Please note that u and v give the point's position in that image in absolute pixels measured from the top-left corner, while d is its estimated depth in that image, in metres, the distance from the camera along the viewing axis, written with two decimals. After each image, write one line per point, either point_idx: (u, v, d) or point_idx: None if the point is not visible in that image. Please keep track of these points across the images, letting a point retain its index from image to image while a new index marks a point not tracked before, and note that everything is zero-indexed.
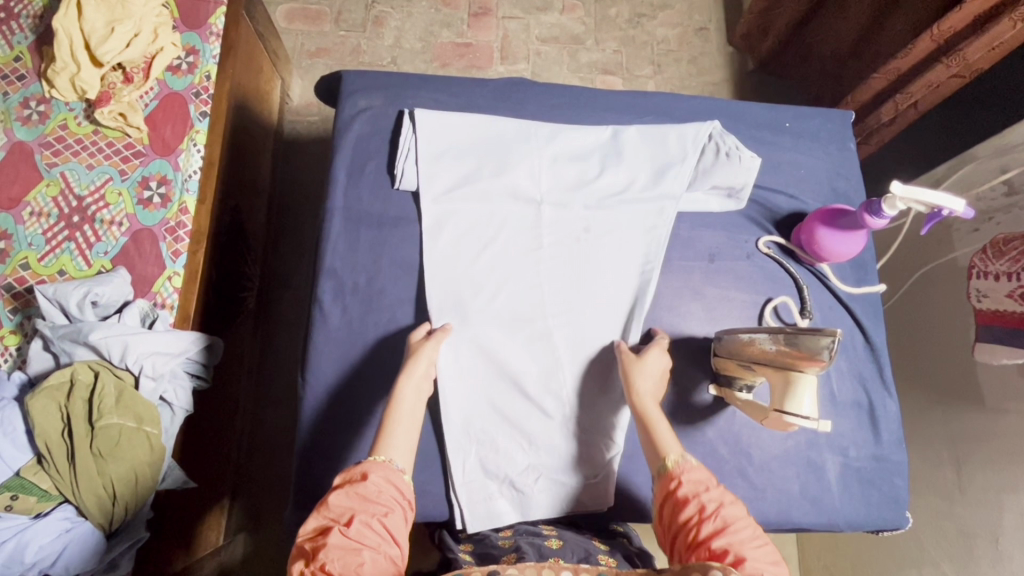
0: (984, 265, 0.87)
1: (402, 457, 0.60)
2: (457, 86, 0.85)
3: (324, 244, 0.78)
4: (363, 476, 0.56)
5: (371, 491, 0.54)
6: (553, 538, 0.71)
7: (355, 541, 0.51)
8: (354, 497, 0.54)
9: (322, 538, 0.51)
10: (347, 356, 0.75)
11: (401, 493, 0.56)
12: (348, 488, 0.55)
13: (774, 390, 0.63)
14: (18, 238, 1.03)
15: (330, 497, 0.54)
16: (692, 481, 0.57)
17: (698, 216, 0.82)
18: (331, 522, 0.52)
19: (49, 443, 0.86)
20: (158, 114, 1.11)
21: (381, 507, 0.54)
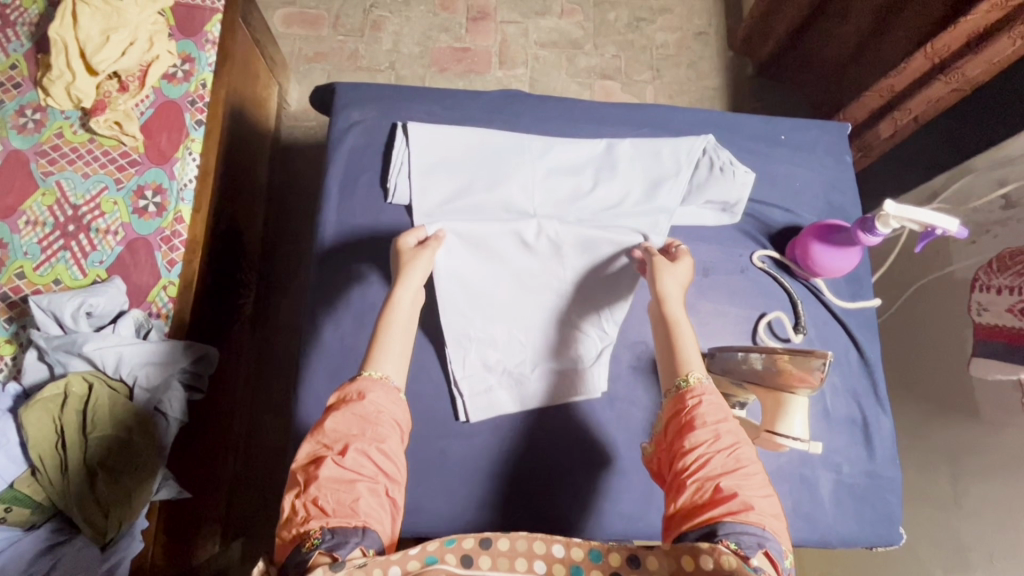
0: (986, 279, 0.84)
1: (396, 370, 0.59)
2: (451, 98, 0.84)
3: (316, 258, 0.77)
4: (360, 397, 0.55)
5: (370, 414, 0.54)
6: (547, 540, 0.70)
7: (349, 471, 0.51)
8: (349, 425, 0.53)
9: (315, 469, 0.51)
10: (338, 371, 0.74)
11: (398, 416, 0.56)
12: (344, 413, 0.54)
13: (765, 409, 0.63)
14: (14, 247, 1.04)
15: (325, 421, 0.54)
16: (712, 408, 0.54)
17: (693, 229, 0.82)
18: (325, 451, 0.52)
19: (42, 455, 0.87)
20: (154, 122, 1.11)
21: (378, 434, 0.53)
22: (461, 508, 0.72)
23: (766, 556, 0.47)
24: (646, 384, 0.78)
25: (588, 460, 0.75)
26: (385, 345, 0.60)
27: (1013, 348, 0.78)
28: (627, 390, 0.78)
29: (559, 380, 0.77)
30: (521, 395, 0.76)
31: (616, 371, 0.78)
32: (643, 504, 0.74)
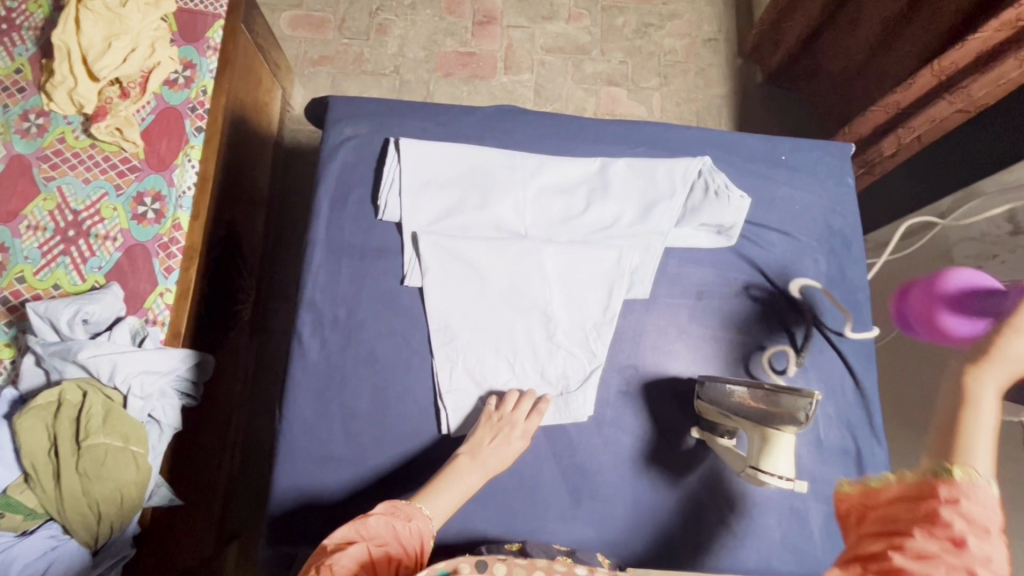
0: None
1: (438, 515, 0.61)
2: (445, 113, 0.84)
3: (305, 274, 0.77)
4: (407, 518, 0.58)
5: (406, 530, 0.56)
6: (514, 542, 0.70)
7: (370, 561, 0.51)
8: (389, 530, 0.56)
9: (346, 544, 0.52)
10: (324, 389, 0.74)
11: (422, 554, 0.57)
12: (388, 518, 0.57)
13: (752, 445, 0.61)
14: (14, 251, 1.05)
15: (371, 515, 0.56)
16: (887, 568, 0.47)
17: (687, 251, 0.80)
18: (359, 536, 0.53)
19: (35, 462, 0.87)
20: (154, 129, 1.11)
21: (401, 551, 0.54)
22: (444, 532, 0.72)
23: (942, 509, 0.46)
24: (634, 409, 0.76)
25: (573, 486, 0.74)
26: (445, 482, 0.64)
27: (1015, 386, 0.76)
28: (614, 418, 0.76)
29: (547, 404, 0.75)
30: None
31: (604, 394, 0.77)
32: (628, 533, 0.73)
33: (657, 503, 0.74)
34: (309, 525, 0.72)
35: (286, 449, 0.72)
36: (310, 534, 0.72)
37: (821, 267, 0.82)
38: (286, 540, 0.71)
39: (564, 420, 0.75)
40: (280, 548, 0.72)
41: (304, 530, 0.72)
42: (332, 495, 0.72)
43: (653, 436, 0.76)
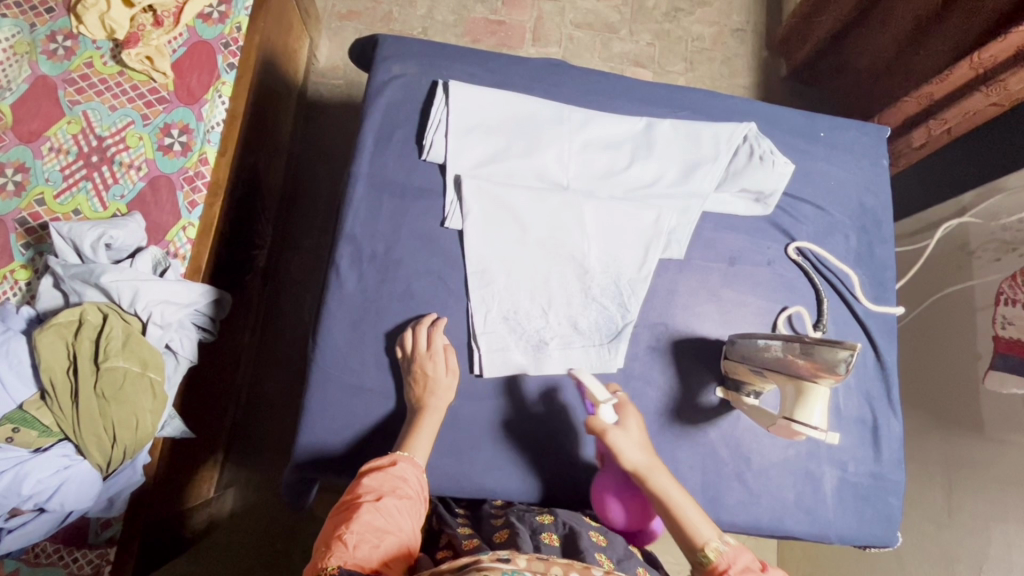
0: (1012, 292, 0.86)
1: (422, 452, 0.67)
2: (494, 61, 0.83)
3: (346, 207, 0.77)
4: (393, 463, 0.63)
5: (398, 476, 0.62)
6: (544, 512, 0.71)
7: (378, 517, 0.57)
8: (382, 480, 0.61)
9: (349, 513, 0.57)
10: (359, 321, 0.75)
11: (422, 485, 0.64)
12: (377, 473, 0.62)
13: (786, 396, 0.64)
14: (35, 172, 1.02)
15: (361, 479, 0.62)
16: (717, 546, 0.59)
17: (724, 217, 0.82)
18: (358, 501, 0.59)
19: (53, 380, 0.86)
20: (185, 61, 1.09)
21: (405, 491, 0.61)
22: (468, 469, 0.73)
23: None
24: (662, 364, 0.78)
25: None
26: (420, 427, 0.69)
27: None
28: (643, 372, 0.77)
29: (579, 353, 0.76)
30: (539, 365, 0.76)
31: (634, 348, 0.78)
32: None
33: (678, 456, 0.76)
34: (338, 452, 0.73)
35: (319, 378, 0.73)
36: (338, 461, 0.73)
37: (851, 243, 0.84)
38: (313, 466, 0.72)
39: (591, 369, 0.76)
40: (307, 473, 0.73)
41: (334, 456, 0.73)
42: (361, 425, 0.73)
43: (679, 392, 0.77)
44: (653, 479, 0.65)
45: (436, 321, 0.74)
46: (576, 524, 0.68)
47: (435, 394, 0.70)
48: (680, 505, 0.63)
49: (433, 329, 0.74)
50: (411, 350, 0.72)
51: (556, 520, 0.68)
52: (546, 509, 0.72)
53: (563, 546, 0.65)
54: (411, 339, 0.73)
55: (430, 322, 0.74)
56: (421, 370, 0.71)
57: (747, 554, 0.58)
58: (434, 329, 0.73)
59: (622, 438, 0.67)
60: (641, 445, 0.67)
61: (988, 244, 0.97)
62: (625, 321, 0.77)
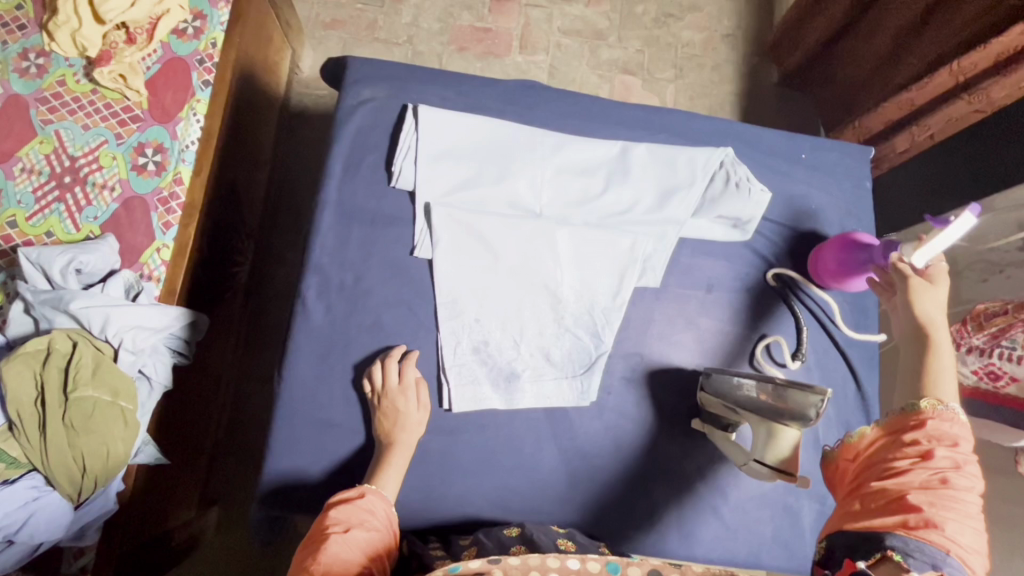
0: (959, 337, 0.82)
1: (389, 489, 0.65)
2: (467, 83, 0.81)
3: (314, 236, 0.75)
4: (359, 496, 0.61)
5: (365, 508, 0.60)
6: (513, 526, 0.69)
7: (346, 550, 0.54)
8: (349, 513, 0.59)
9: (316, 546, 0.54)
10: (327, 355, 0.73)
11: (392, 520, 0.61)
12: (344, 506, 0.60)
13: (757, 435, 0.62)
14: (7, 194, 1.00)
15: (327, 511, 0.59)
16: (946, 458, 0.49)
17: (701, 243, 0.80)
18: (325, 533, 0.56)
19: (20, 410, 0.85)
20: (159, 79, 1.07)
21: (373, 524, 0.59)
22: (438, 504, 0.72)
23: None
24: (637, 396, 0.76)
25: (569, 467, 0.74)
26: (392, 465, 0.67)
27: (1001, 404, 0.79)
28: (618, 403, 0.76)
29: (552, 385, 0.75)
30: (511, 398, 0.74)
31: (608, 380, 0.76)
32: (622, 517, 0.74)
33: (652, 489, 0.75)
34: (307, 488, 0.71)
35: (286, 414, 0.71)
36: (305, 498, 0.71)
37: None
38: (279, 502, 0.71)
39: (565, 401, 0.75)
40: (274, 510, 0.71)
41: (301, 492, 0.71)
42: (329, 461, 0.72)
43: (654, 425, 0.76)
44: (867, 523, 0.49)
45: (409, 355, 0.73)
46: (544, 534, 0.67)
47: (400, 432, 0.69)
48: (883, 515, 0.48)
49: (404, 362, 0.72)
50: (380, 388, 0.70)
51: (521, 532, 0.67)
52: (515, 524, 0.70)
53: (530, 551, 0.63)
54: (380, 374, 0.71)
55: (400, 355, 0.72)
56: (390, 405, 0.70)
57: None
58: (405, 363, 0.72)
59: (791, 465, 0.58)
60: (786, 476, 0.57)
61: (975, 265, 0.94)
62: (599, 352, 0.76)
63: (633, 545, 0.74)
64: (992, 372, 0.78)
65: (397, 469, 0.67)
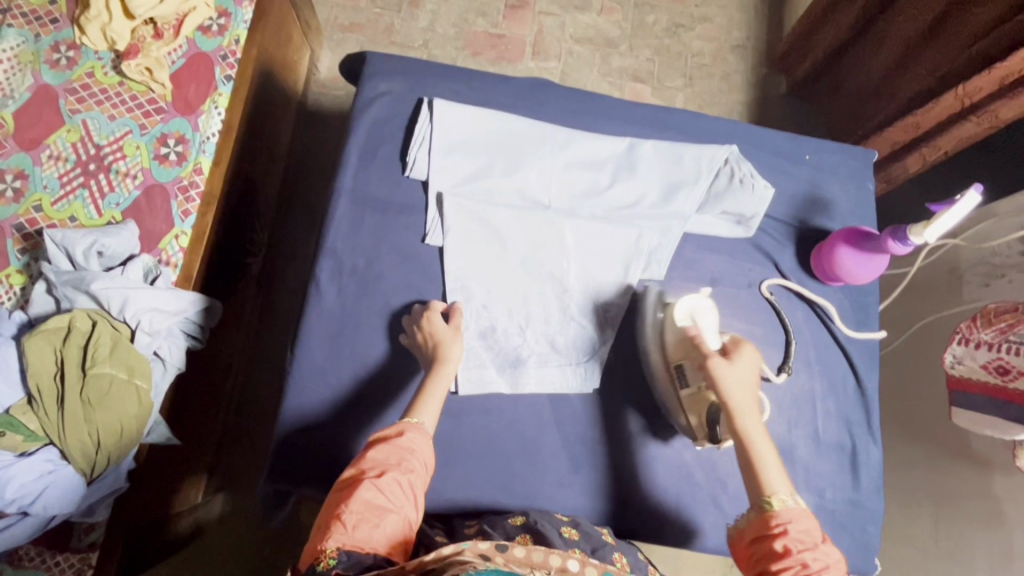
0: (967, 332, 0.82)
1: (430, 419, 0.65)
2: (481, 80, 0.84)
3: (330, 222, 0.78)
4: (399, 434, 0.61)
5: (405, 448, 0.61)
6: (518, 515, 0.70)
7: (379, 496, 0.56)
8: (388, 453, 0.60)
9: (351, 489, 0.56)
10: (338, 336, 0.75)
11: (429, 459, 0.62)
12: (384, 443, 0.60)
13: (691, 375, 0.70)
14: (34, 179, 1.03)
15: (366, 451, 0.60)
16: (798, 531, 0.57)
17: (706, 238, 0.82)
18: (361, 474, 0.58)
19: (40, 385, 0.88)
20: (184, 72, 1.11)
21: (410, 467, 0.59)
22: (441, 485, 0.73)
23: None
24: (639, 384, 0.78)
25: (570, 453, 0.76)
26: (427, 396, 0.67)
27: (994, 399, 0.78)
28: (619, 392, 0.78)
29: (556, 372, 0.77)
30: (515, 383, 0.76)
31: (610, 370, 0.78)
32: (621, 503, 0.75)
33: (651, 476, 0.76)
34: (314, 465, 0.73)
35: (296, 392, 0.73)
36: (312, 475, 0.73)
37: None
38: (287, 479, 0.73)
39: (568, 388, 0.77)
40: (281, 486, 0.73)
41: (308, 469, 0.73)
42: (336, 439, 0.74)
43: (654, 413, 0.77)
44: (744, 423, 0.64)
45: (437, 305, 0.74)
46: (549, 524, 0.68)
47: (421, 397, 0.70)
48: (757, 446, 0.63)
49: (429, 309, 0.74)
50: (416, 330, 0.73)
51: (527, 521, 0.68)
52: (518, 512, 0.72)
53: (536, 541, 0.64)
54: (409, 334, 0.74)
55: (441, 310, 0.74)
56: (429, 339, 0.72)
57: (812, 522, 0.58)
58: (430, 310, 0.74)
59: (722, 369, 0.65)
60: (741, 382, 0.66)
61: (977, 268, 0.95)
62: (601, 340, 0.78)
63: (632, 531, 0.75)
64: (1001, 366, 0.77)
65: (435, 391, 0.68)
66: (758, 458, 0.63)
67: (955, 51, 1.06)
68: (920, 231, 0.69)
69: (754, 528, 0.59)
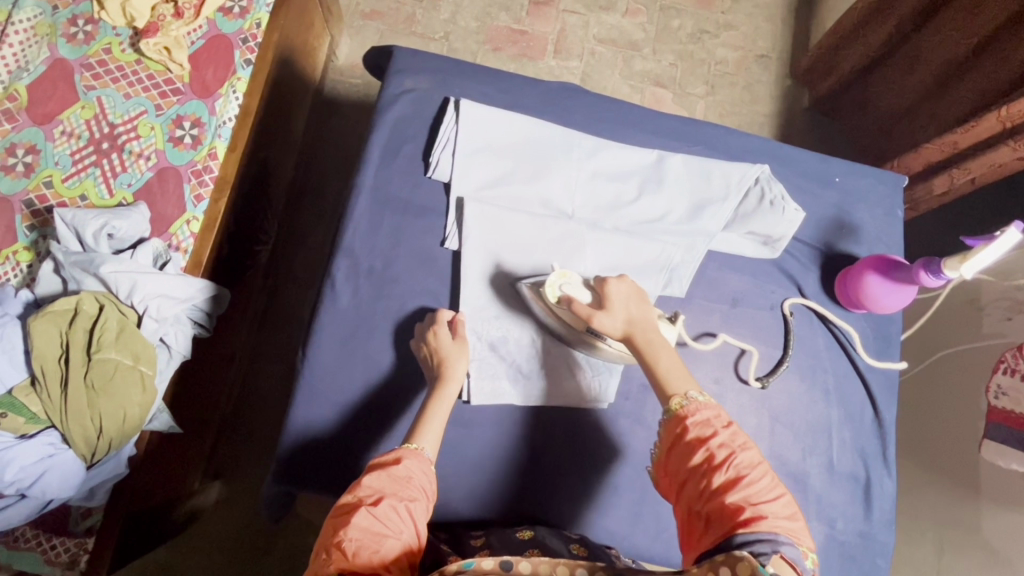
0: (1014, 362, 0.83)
1: (431, 443, 0.63)
2: (509, 82, 0.82)
3: (348, 219, 0.76)
4: (397, 461, 0.59)
5: (403, 476, 0.58)
6: (525, 529, 0.69)
7: (379, 523, 0.53)
8: (386, 480, 0.57)
9: (348, 516, 0.54)
10: (351, 337, 0.74)
11: (430, 484, 0.60)
12: (382, 471, 0.58)
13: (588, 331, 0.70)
14: (45, 154, 1.01)
15: (362, 477, 0.58)
16: (701, 422, 0.58)
17: (729, 257, 0.80)
18: (359, 502, 0.55)
19: (44, 366, 0.86)
20: (203, 54, 1.09)
21: (409, 494, 0.57)
22: (448, 495, 0.72)
23: (782, 559, 0.48)
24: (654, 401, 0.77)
25: (580, 468, 0.75)
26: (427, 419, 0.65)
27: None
28: (633, 408, 0.77)
29: (571, 387, 0.76)
30: (528, 396, 0.75)
31: (625, 386, 0.77)
32: (628, 521, 0.75)
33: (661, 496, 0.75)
34: (321, 466, 0.72)
35: (306, 391, 0.72)
36: (318, 477, 0.72)
37: None
38: (294, 479, 0.71)
39: (581, 402, 0.76)
40: (287, 487, 0.71)
41: (314, 471, 0.71)
42: (344, 441, 0.72)
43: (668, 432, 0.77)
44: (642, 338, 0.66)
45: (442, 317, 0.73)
46: (557, 540, 0.67)
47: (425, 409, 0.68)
48: (657, 360, 0.65)
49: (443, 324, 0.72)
50: (421, 343, 0.72)
51: (535, 536, 0.67)
52: (526, 526, 0.70)
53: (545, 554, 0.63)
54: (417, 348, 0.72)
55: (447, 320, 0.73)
56: (434, 354, 0.70)
57: (711, 410, 0.59)
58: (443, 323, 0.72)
59: (605, 323, 0.66)
60: (625, 320, 0.67)
61: (1000, 300, 0.92)
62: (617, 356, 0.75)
63: (637, 550, 0.74)
64: None
65: (435, 409, 0.66)
66: (662, 370, 0.64)
67: (999, 77, 1.05)
68: (956, 265, 0.68)
69: (672, 426, 0.59)
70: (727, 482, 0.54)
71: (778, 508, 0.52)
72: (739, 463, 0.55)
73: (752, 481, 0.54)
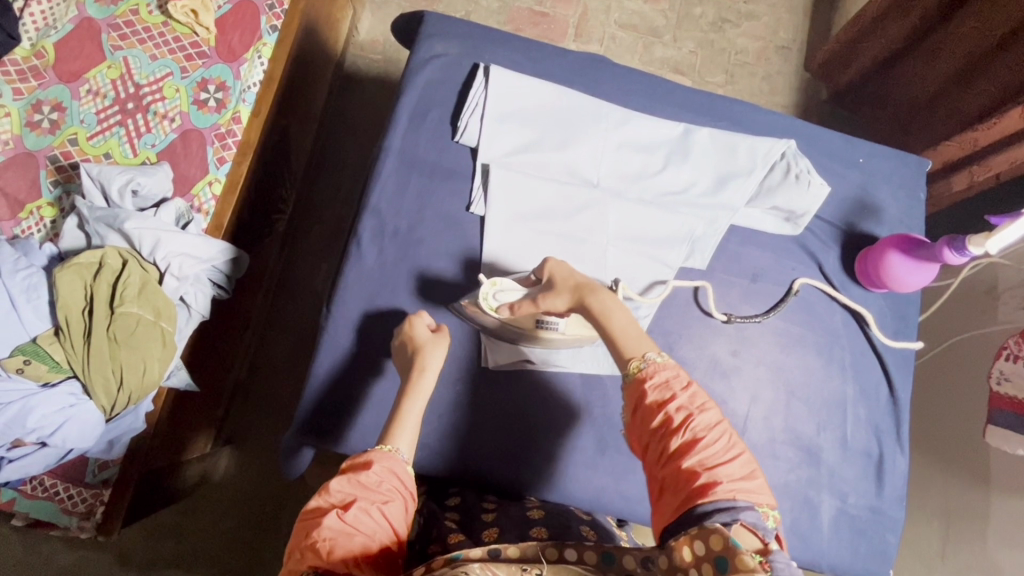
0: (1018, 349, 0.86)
1: (405, 445, 0.61)
2: (538, 51, 0.83)
3: (375, 180, 0.77)
4: (367, 465, 0.56)
5: (373, 480, 0.56)
6: (535, 507, 0.70)
7: (350, 525, 0.52)
8: (357, 483, 0.55)
9: (320, 518, 0.52)
10: (376, 296, 0.75)
11: (405, 485, 0.57)
12: (353, 474, 0.56)
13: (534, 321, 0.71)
14: (71, 112, 1.02)
15: (333, 480, 0.55)
16: (659, 385, 0.54)
17: (751, 232, 0.81)
18: (331, 504, 0.53)
19: (69, 317, 0.87)
20: (229, 18, 1.08)
21: (381, 496, 0.55)
22: (464, 453, 0.73)
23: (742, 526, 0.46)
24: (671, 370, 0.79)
25: (596, 433, 0.76)
26: (402, 416, 0.62)
27: None
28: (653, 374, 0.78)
29: (588, 352, 0.77)
30: (545, 362, 0.76)
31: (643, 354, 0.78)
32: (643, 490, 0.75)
33: None
34: (342, 420, 0.72)
35: (330, 346, 0.73)
36: (340, 431, 0.72)
37: None
38: (314, 434, 0.72)
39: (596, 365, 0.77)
40: (308, 438, 0.72)
41: (337, 426, 0.72)
42: (366, 398, 0.73)
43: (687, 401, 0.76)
44: (596, 300, 0.62)
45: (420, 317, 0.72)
46: (566, 522, 0.67)
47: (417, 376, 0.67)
48: (612, 320, 0.60)
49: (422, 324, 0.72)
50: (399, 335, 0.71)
51: (546, 517, 0.67)
52: (536, 504, 0.71)
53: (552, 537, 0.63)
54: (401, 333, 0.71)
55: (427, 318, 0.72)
56: (409, 344, 0.69)
57: (671, 370, 0.54)
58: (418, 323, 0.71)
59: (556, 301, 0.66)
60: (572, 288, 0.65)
61: (1017, 289, 0.93)
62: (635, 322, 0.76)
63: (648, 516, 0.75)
64: None
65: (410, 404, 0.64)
66: (616, 331, 0.59)
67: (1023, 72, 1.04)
68: (981, 241, 0.68)
69: (631, 392, 0.55)
70: (684, 446, 0.51)
71: (735, 474, 0.50)
72: (697, 426, 0.51)
73: (710, 444, 0.51)
